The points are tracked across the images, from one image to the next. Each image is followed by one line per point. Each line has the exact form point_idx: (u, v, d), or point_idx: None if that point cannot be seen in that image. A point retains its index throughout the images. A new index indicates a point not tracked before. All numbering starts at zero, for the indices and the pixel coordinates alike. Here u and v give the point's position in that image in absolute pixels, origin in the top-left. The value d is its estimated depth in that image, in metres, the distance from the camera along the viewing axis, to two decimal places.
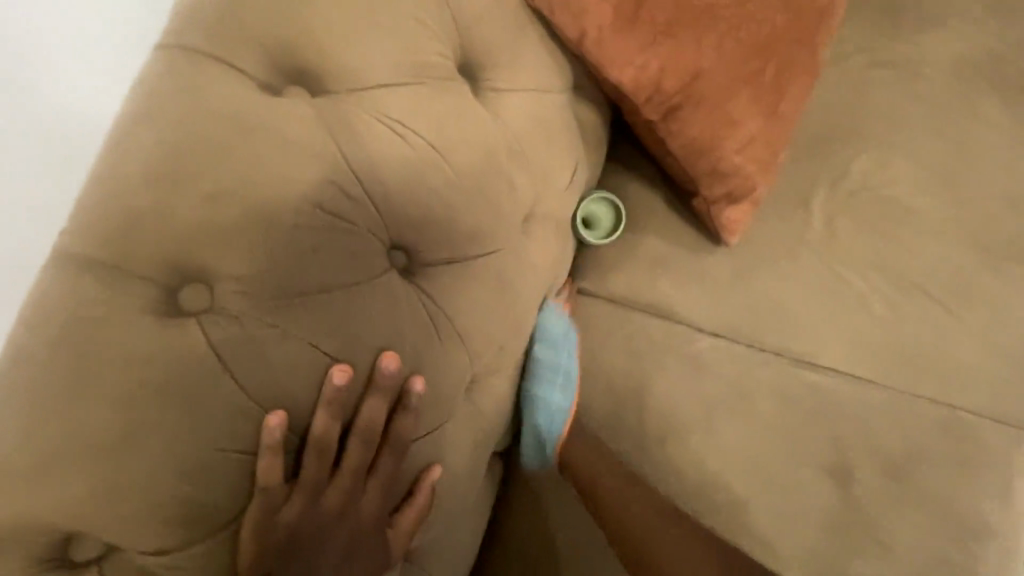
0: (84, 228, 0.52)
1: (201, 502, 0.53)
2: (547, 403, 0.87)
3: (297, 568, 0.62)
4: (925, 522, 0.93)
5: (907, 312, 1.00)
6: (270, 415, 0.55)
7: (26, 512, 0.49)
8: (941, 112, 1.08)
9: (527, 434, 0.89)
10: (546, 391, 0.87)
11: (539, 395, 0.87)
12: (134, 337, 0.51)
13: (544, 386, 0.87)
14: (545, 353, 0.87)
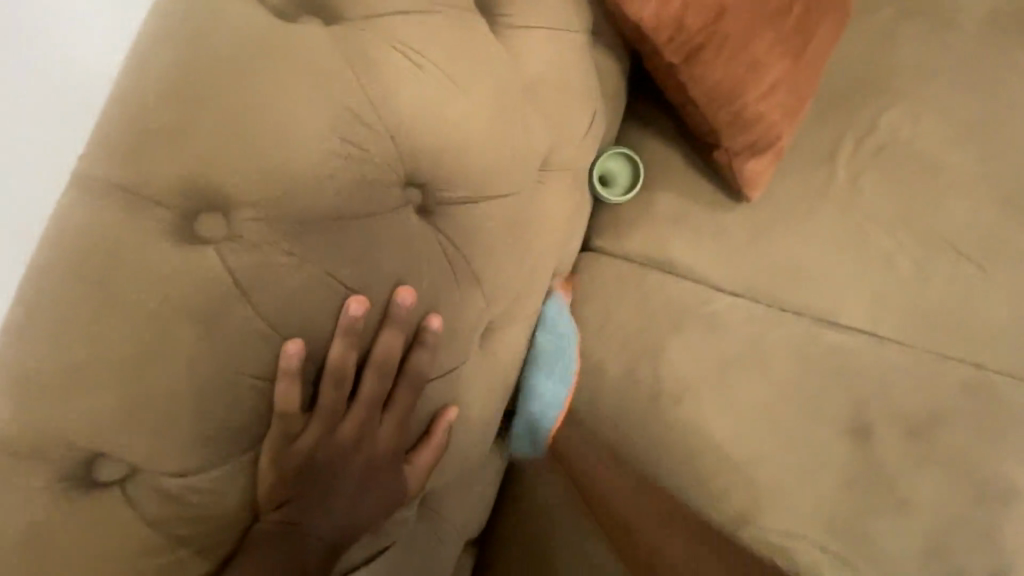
0: (98, 150, 0.49)
1: (223, 427, 0.53)
2: (545, 391, 0.86)
3: (313, 497, 0.61)
4: (951, 482, 0.90)
5: (935, 270, 0.96)
6: (287, 343, 0.54)
7: (47, 436, 0.48)
8: (980, 62, 1.02)
9: (521, 419, 0.87)
10: (545, 373, 0.86)
11: (539, 381, 0.86)
12: (152, 261, 0.49)
13: (545, 372, 0.86)
14: (546, 342, 0.86)
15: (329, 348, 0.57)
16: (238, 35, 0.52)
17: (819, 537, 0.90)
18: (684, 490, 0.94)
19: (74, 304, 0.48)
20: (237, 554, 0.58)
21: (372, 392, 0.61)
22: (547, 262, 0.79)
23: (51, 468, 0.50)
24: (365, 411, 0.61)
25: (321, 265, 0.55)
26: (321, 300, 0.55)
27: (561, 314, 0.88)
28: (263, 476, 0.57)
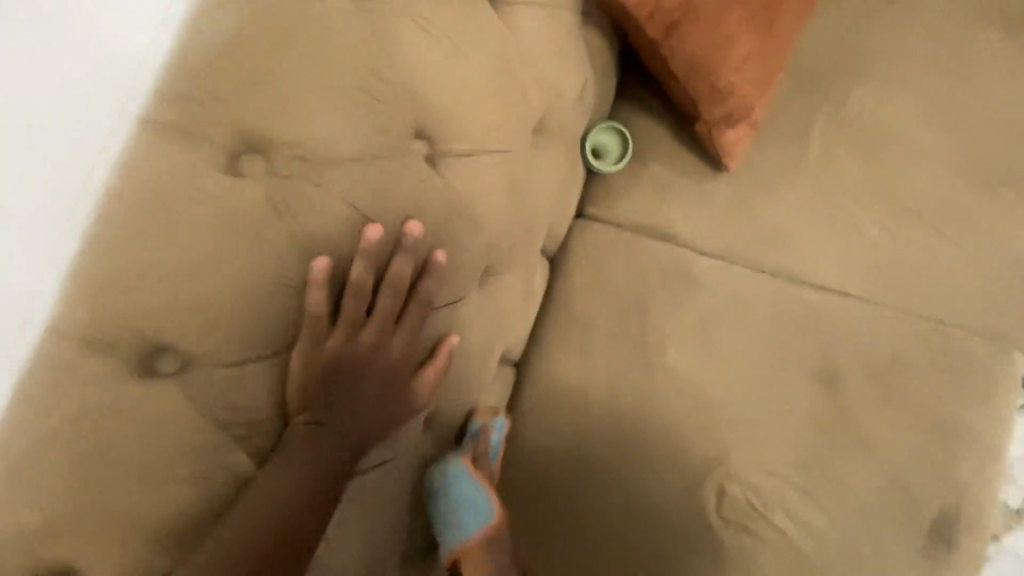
0: (155, 92, 0.58)
1: (263, 332, 0.63)
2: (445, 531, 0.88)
3: (338, 399, 0.70)
4: (906, 423, 1.00)
5: (899, 234, 1.05)
6: (314, 259, 0.63)
7: (116, 333, 0.58)
8: (943, 44, 1.11)
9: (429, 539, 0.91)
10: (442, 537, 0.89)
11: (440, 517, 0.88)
12: (208, 189, 0.60)
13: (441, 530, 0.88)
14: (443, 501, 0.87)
15: (350, 270, 0.66)
16: (276, 1, 0.62)
17: (789, 472, 0.99)
18: (670, 432, 1.02)
19: (143, 221, 0.58)
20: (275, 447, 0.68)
21: (387, 303, 0.70)
22: (541, 216, 0.89)
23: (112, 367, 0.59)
24: (380, 323, 0.70)
25: (345, 197, 0.65)
26: (345, 226, 0.65)
27: (458, 478, 0.86)
28: (292, 377, 0.66)
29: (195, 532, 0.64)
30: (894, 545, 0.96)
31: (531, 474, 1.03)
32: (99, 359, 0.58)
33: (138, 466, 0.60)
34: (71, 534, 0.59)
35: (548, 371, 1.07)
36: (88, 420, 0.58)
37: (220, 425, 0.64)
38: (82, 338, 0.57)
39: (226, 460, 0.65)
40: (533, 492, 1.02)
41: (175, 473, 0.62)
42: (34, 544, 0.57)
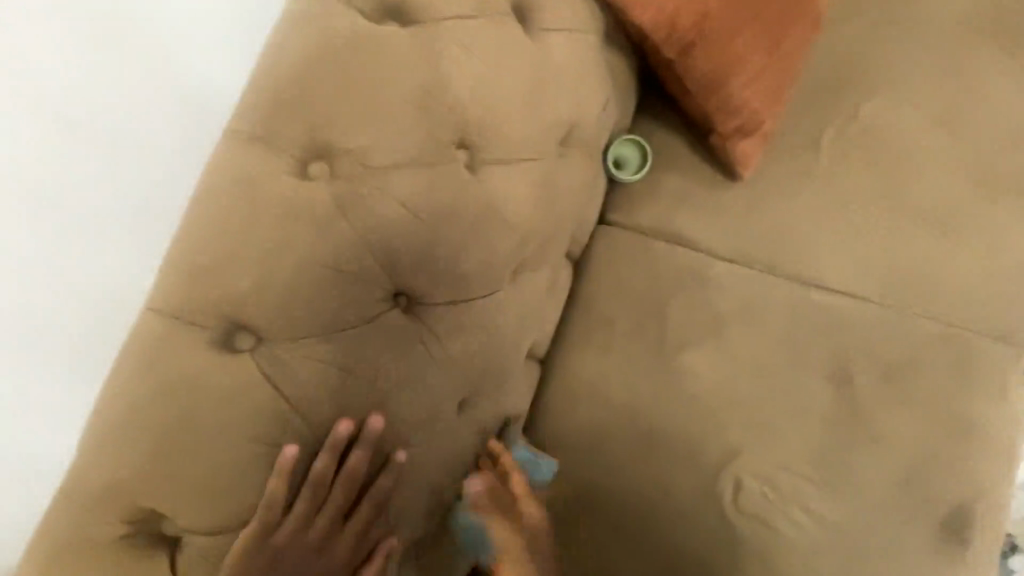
0: (250, 112, 0.71)
1: (327, 312, 0.69)
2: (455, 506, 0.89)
3: (364, 393, 0.73)
4: (919, 420, 1.03)
5: (905, 240, 1.11)
6: (339, 420, 0.70)
7: (197, 312, 0.66)
8: (945, 63, 1.19)
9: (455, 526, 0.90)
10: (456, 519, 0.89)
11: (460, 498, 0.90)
12: (282, 188, 0.69)
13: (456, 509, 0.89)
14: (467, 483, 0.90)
15: (403, 259, 0.74)
16: (343, 32, 0.73)
17: (803, 466, 1.03)
18: (688, 426, 1.07)
19: (229, 214, 0.68)
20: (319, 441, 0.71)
21: (376, 495, 0.74)
22: (566, 220, 0.97)
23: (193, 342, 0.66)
24: (366, 519, 0.74)
25: (397, 196, 0.73)
26: (398, 221, 0.73)
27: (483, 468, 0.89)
28: (355, 360, 0.71)
29: (250, 507, 0.67)
30: (908, 539, 0.99)
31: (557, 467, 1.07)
32: (182, 335, 0.66)
33: (205, 437, 0.65)
34: (143, 493, 0.64)
35: (572, 368, 1.13)
36: (168, 388, 0.65)
37: (287, 401, 0.68)
38: (173, 315, 0.66)
39: (280, 441, 0.68)
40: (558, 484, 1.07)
41: (232, 448, 0.66)
42: (114, 499, 0.64)
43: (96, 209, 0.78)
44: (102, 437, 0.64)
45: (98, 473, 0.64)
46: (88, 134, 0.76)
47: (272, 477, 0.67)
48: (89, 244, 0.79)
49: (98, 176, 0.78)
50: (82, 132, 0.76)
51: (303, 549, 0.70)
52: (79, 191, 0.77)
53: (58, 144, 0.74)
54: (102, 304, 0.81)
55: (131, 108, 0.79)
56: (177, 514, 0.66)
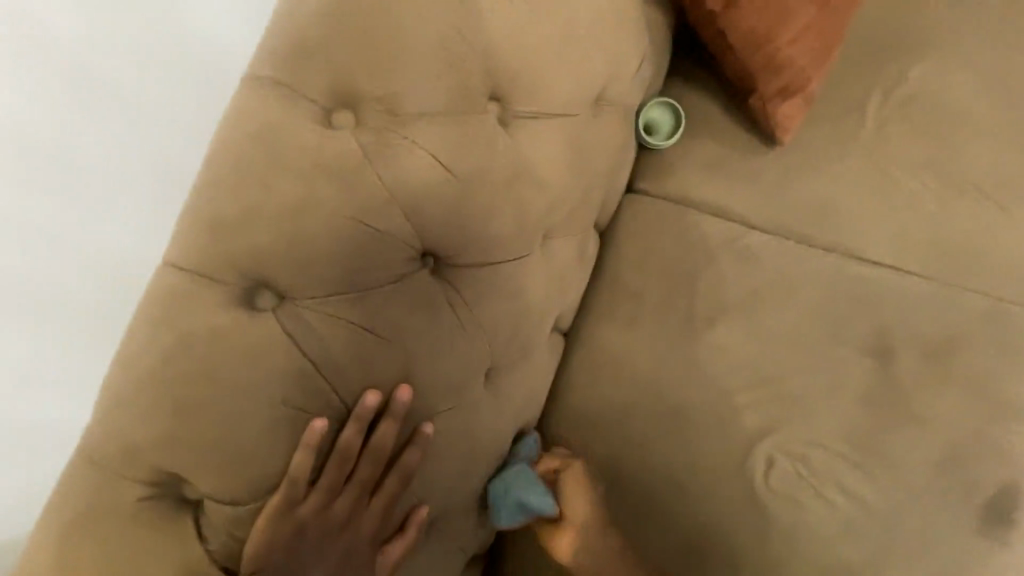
0: (271, 55, 0.67)
1: (353, 271, 0.65)
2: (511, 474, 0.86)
3: (393, 360, 0.69)
4: (965, 401, 0.97)
5: (954, 211, 1.05)
6: (367, 392, 0.67)
7: (217, 267, 0.63)
8: (997, 28, 1.13)
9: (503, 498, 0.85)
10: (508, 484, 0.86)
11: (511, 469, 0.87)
12: (305, 136, 0.65)
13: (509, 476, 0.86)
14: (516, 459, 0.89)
15: (433, 217, 0.69)
16: None
17: (840, 446, 0.98)
18: (720, 404, 1.01)
19: (249, 164, 0.64)
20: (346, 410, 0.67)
21: (403, 467, 0.72)
22: (598, 184, 0.92)
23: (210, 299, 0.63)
24: (392, 493, 0.72)
25: (427, 148, 0.69)
26: (426, 175, 0.68)
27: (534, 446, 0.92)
28: (382, 322, 0.68)
29: (269, 472, 0.63)
30: (950, 524, 0.94)
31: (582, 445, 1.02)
32: (202, 291, 0.62)
33: (223, 398, 0.61)
34: (158, 454, 0.60)
35: (597, 341, 1.07)
36: (186, 345, 0.61)
37: (311, 364, 0.64)
38: (192, 270, 0.63)
39: (302, 403, 0.64)
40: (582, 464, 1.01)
41: (251, 411, 0.62)
42: (129, 459, 0.60)
43: (115, 180, 0.77)
44: (118, 394, 0.61)
45: (114, 431, 0.61)
46: (106, 102, 0.75)
47: (297, 450, 0.64)
48: (108, 214, 0.78)
49: (116, 146, 0.77)
50: (99, 100, 0.74)
51: (326, 524, 0.68)
52: (93, 170, 0.76)
53: (75, 112, 0.73)
54: (122, 273, 0.81)
55: (149, 76, 0.77)
56: (191, 478, 0.62)
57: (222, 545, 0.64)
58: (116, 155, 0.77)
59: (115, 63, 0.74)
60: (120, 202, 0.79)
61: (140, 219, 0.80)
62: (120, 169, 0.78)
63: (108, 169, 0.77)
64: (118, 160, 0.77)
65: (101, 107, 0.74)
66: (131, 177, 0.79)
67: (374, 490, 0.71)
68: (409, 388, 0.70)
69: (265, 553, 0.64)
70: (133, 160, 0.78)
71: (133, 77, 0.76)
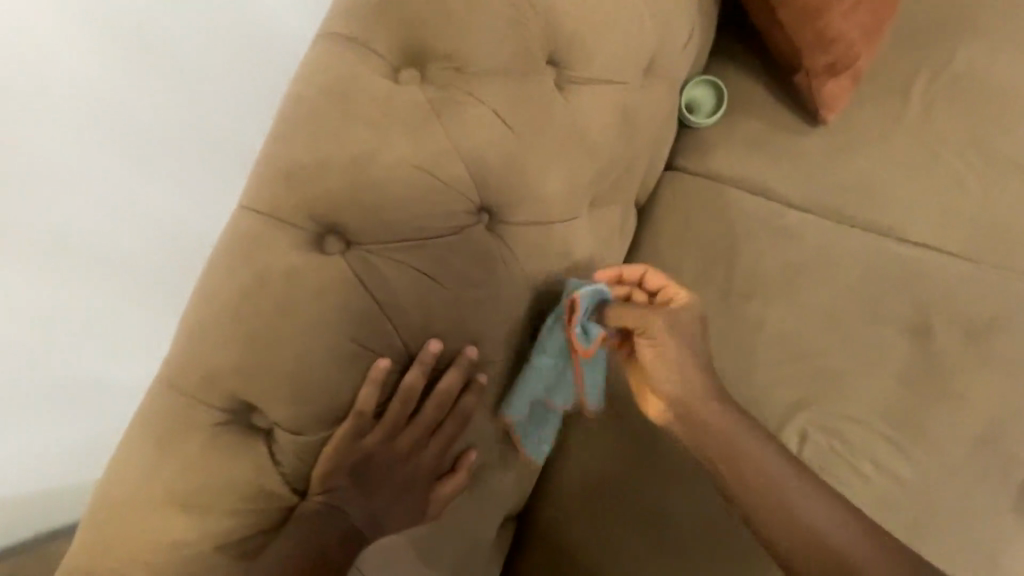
0: (346, 9, 0.70)
1: (416, 220, 0.69)
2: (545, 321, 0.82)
3: (452, 308, 0.72)
4: (1004, 378, 0.97)
5: (998, 194, 1.05)
6: (431, 340, 0.71)
7: (290, 209, 0.66)
8: None
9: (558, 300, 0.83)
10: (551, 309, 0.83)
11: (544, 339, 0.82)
12: (377, 89, 0.68)
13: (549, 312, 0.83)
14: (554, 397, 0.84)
15: (492, 173, 0.73)
16: None
17: (874, 421, 0.98)
18: (754, 376, 1.02)
19: (322, 115, 0.67)
20: (409, 359, 0.71)
21: (463, 413, 0.75)
22: (643, 155, 0.95)
23: (282, 240, 0.66)
24: (451, 436, 0.75)
25: (489, 106, 0.73)
26: (489, 132, 0.72)
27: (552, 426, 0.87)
28: (444, 271, 0.71)
29: (333, 405, 0.67)
30: (986, 501, 0.93)
31: None
32: (277, 232, 0.66)
33: (296, 332, 0.64)
34: (236, 383, 0.64)
35: None
36: (262, 281, 0.65)
37: (377, 306, 0.68)
38: (266, 214, 0.66)
39: (367, 341, 0.67)
40: None
41: (321, 345, 0.65)
42: (204, 388, 0.64)
43: (138, 173, 0.77)
44: (198, 325, 0.65)
45: (192, 360, 0.64)
46: (135, 86, 0.74)
47: (362, 386, 0.67)
48: (140, 186, 0.78)
49: (143, 131, 0.76)
50: (131, 84, 0.73)
51: (389, 458, 0.72)
52: (116, 165, 0.75)
53: (106, 103, 0.72)
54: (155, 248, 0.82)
55: (169, 69, 0.76)
56: (264, 407, 0.65)
57: (293, 468, 0.68)
58: (144, 141, 0.76)
59: (138, 59, 0.73)
60: (150, 174, 0.78)
61: (171, 191, 0.81)
62: (151, 142, 0.77)
63: (134, 161, 0.76)
64: (148, 132, 0.77)
65: (130, 90, 0.74)
66: (154, 161, 0.78)
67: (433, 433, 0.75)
68: (476, 350, 0.75)
69: (332, 478, 0.68)
70: (159, 145, 0.78)
71: (163, 63, 0.75)
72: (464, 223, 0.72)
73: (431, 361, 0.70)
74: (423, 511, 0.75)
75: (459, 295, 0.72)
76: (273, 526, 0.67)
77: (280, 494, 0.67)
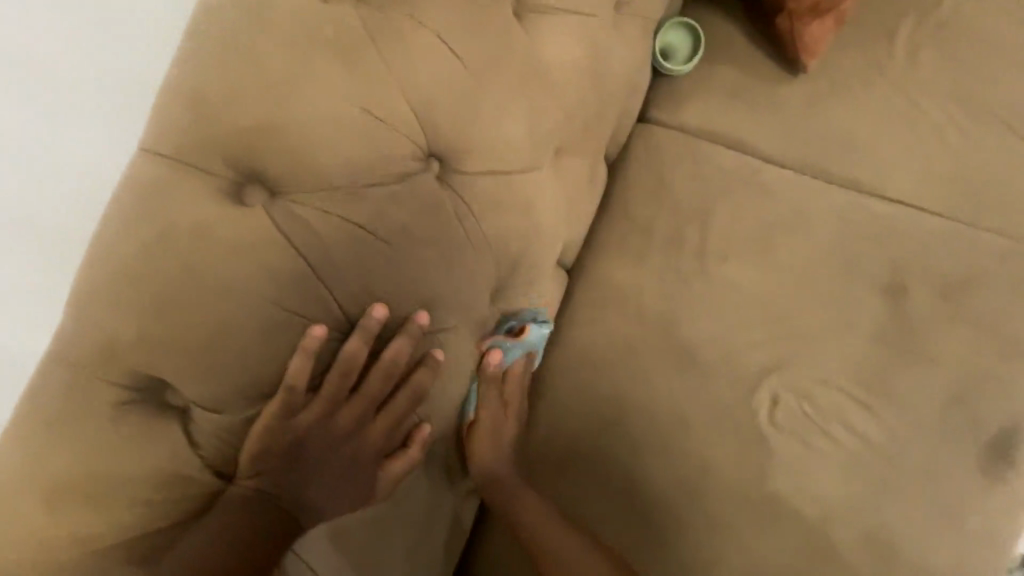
0: None
1: (352, 166, 0.59)
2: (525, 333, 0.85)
3: (396, 269, 0.63)
4: (976, 338, 0.95)
5: (978, 149, 1.01)
6: (374, 305, 0.62)
7: (197, 151, 0.56)
8: None
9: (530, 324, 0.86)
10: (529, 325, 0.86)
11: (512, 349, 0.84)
12: (304, 10, 0.58)
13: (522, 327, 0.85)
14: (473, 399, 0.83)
15: (441, 113, 0.64)
16: None
17: (846, 384, 0.95)
18: (726, 339, 0.98)
19: (239, 40, 0.57)
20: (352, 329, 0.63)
21: (414, 385, 0.68)
22: (615, 102, 0.87)
23: (192, 187, 0.56)
24: (399, 412, 0.68)
25: (438, 34, 0.63)
26: (437, 65, 0.63)
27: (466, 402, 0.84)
28: (387, 227, 0.62)
29: (259, 380, 0.59)
30: (954, 463, 0.91)
31: (582, 383, 0.97)
32: (185, 179, 0.56)
33: (211, 295, 0.55)
34: (141, 355, 0.55)
35: (603, 276, 1.03)
36: (168, 236, 0.55)
37: (307, 266, 0.59)
38: (170, 155, 0.56)
39: (297, 306, 0.59)
40: (579, 404, 0.97)
41: (241, 310, 0.56)
42: (104, 362, 0.55)
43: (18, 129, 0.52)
44: (89, 290, 0.54)
45: (85, 330, 0.54)
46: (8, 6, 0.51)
47: (294, 357, 0.59)
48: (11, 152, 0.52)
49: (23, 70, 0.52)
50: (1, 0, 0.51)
51: (329, 436, 0.65)
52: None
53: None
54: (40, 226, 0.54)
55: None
56: (177, 381, 0.57)
57: (217, 450, 0.60)
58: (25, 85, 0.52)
59: None
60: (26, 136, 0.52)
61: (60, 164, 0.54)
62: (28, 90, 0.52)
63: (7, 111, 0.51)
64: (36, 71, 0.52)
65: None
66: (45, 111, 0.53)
67: (381, 408, 0.68)
68: (428, 316, 0.66)
69: (262, 459, 0.61)
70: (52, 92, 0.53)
71: None
72: (411, 171, 0.63)
73: (373, 329, 0.62)
74: (369, 494, 0.69)
75: (407, 255, 0.64)
76: (193, 517, 0.59)
77: (200, 478, 0.59)
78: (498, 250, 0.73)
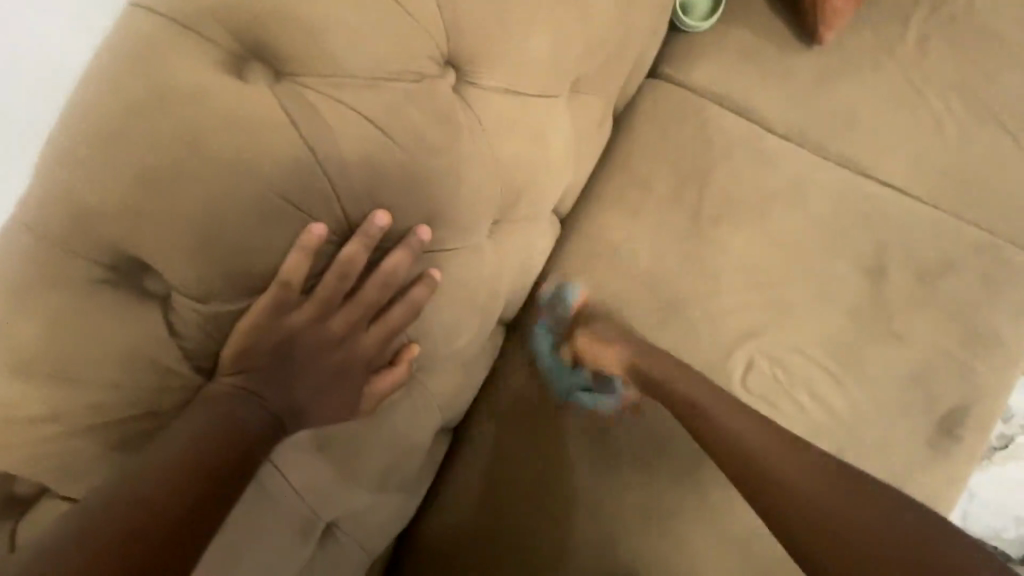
0: None
1: (368, 53, 0.55)
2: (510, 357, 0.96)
3: (403, 174, 0.60)
4: (942, 320, 0.99)
5: (970, 141, 1.04)
6: (377, 211, 0.59)
7: (193, 13, 0.51)
8: None
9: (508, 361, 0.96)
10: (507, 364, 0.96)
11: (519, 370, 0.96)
12: None
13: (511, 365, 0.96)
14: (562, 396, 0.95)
15: (468, 15, 0.60)
16: None
17: (818, 354, 0.98)
18: (710, 301, 0.99)
19: None
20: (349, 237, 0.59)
21: (411, 300, 0.65)
22: (636, 41, 0.85)
23: (184, 48, 0.51)
24: (393, 327, 0.66)
25: None
26: None
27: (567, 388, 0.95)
28: (398, 128, 0.58)
29: (247, 274, 0.55)
30: (905, 437, 0.96)
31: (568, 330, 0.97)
32: (177, 40, 0.51)
33: (201, 172, 0.51)
34: (117, 229, 0.51)
35: (598, 226, 1.02)
36: (153, 102, 0.50)
37: (311, 156, 0.54)
38: (162, 13, 0.50)
39: (295, 197, 0.55)
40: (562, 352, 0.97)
41: (235, 193, 0.52)
42: (71, 232, 0.50)
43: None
44: (53, 152, 0.49)
45: (49, 196, 0.49)
46: None
47: (291, 253, 0.56)
48: None
49: None
50: None
51: (320, 339, 0.62)
52: None
53: None
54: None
55: None
56: (159, 263, 0.53)
57: (197, 343, 0.57)
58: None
59: None
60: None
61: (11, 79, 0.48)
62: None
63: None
64: None
65: None
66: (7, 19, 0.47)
67: (375, 319, 0.65)
68: (430, 232, 0.64)
69: (250, 353, 0.58)
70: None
71: None
72: (428, 72, 0.60)
73: (371, 237, 0.59)
74: (355, 407, 0.67)
75: (416, 161, 0.60)
76: (170, 409, 0.57)
77: (179, 371, 0.56)
78: (505, 175, 0.71)
